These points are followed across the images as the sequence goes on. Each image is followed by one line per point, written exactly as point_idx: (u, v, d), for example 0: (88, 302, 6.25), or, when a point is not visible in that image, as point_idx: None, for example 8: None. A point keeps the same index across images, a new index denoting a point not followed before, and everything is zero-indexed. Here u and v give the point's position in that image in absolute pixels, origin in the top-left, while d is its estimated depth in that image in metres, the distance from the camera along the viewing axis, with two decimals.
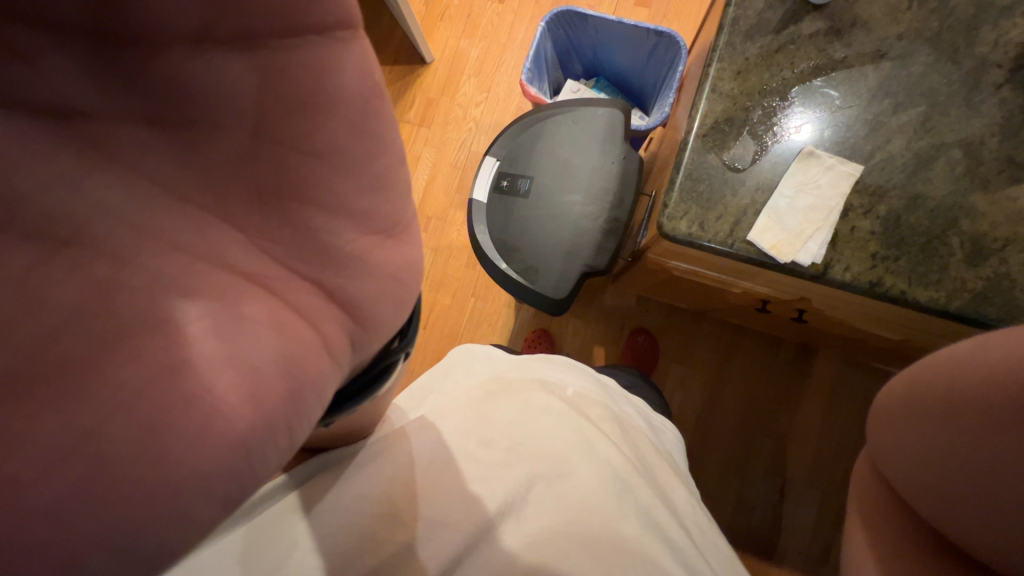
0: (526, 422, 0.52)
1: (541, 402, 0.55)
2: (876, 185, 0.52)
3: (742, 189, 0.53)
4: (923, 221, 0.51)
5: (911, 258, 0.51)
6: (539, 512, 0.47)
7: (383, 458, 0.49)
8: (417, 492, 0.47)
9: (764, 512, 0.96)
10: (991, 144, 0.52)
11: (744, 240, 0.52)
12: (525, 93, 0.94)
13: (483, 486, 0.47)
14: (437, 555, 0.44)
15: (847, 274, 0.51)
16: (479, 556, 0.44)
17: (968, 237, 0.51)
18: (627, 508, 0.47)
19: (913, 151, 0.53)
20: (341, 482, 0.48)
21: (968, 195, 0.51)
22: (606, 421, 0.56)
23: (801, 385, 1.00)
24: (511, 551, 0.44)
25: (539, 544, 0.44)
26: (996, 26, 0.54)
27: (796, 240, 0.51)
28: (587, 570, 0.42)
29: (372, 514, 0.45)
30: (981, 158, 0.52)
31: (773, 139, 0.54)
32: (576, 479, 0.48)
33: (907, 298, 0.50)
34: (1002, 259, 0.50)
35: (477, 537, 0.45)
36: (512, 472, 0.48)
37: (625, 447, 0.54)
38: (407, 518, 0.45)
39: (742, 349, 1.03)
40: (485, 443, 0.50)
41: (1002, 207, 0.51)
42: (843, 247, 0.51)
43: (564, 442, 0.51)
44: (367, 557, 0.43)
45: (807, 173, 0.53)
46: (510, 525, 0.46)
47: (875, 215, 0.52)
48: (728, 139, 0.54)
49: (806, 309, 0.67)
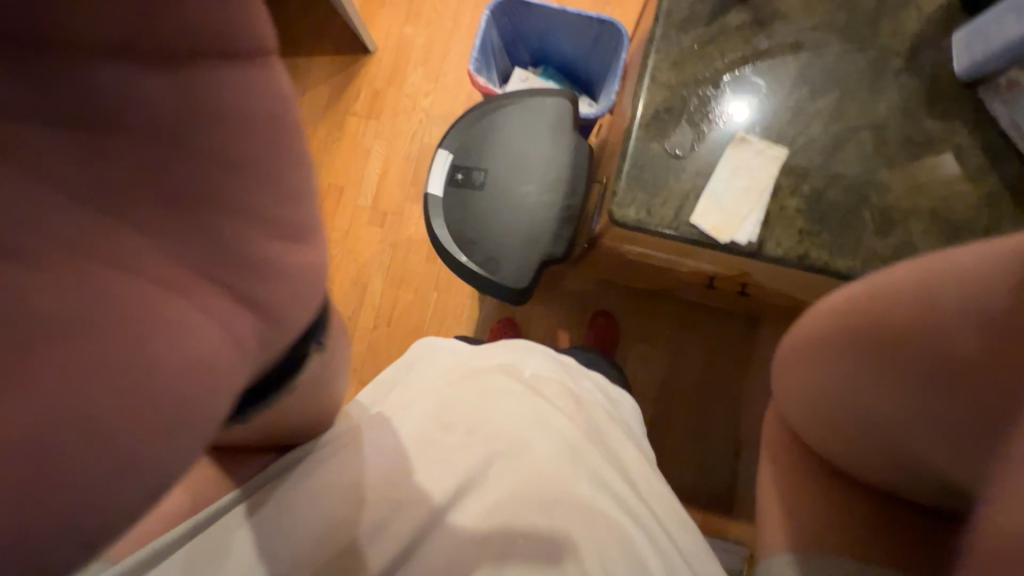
0: (485, 406, 0.54)
1: (500, 385, 0.57)
2: (800, 167, 0.57)
3: (683, 175, 0.57)
4: (841, 198, 0.57)
5: (832, 232, 0.56)
6: (498, 486, 0.48)
7: (345, 456, 0.49)
8: (380, 486, 0.47)
9: (723, 473, 1.03)
10: (894, 126, 0.58)
11: (687, 223, 0.56)
12: (474, 83, 0.93)
13: (436, 470, 0.48)
14: (388, 543, 0.44)
15: (779, 249, 0.56)
16: (431, 536, 0.45)
17: (879, 210, 0.56)
18: (580, 473, 0.50)
19: (830, 134, 0.58)
20: (294, 487, 0.47)
21: (877, 172, 0.57)
22: (562, 397, 0.59)
23: (750, 354, 1.08)
24: (469, 525, 0.45)
25: (490, 519, 0.46)
26: (895, 18, 0.60)
27: (734, 221, 0.55)
28: (542, 533, 0.45)
29: (331, 517, 0.45)
30: (887, 138, 0.58)
31: (706, 128, 0.58)
32: (533, 451, 0.50)
33: (830, 269, 0.56)
34: (906, 229, 0.56)
35: (438, 518, 0.46)
36: (467, 454, 0.49)
37: (580, 419, 0.57)
38: (359, 511, 0.45)
39: (697, 324, 1.09)
40: (444, 430, 0.51)
41: (906, 183, 0.57)
42: (775, 225, 0.56)
43: (521, 419, 0.52)
44: (314, 555, 0.43)
45: (742, 157, 0.57)
46: (469, 501, 0.47)
47: (800, 194, 0.57)
48: (669, 128, 0.58)
49: (749, 283, 0.72)
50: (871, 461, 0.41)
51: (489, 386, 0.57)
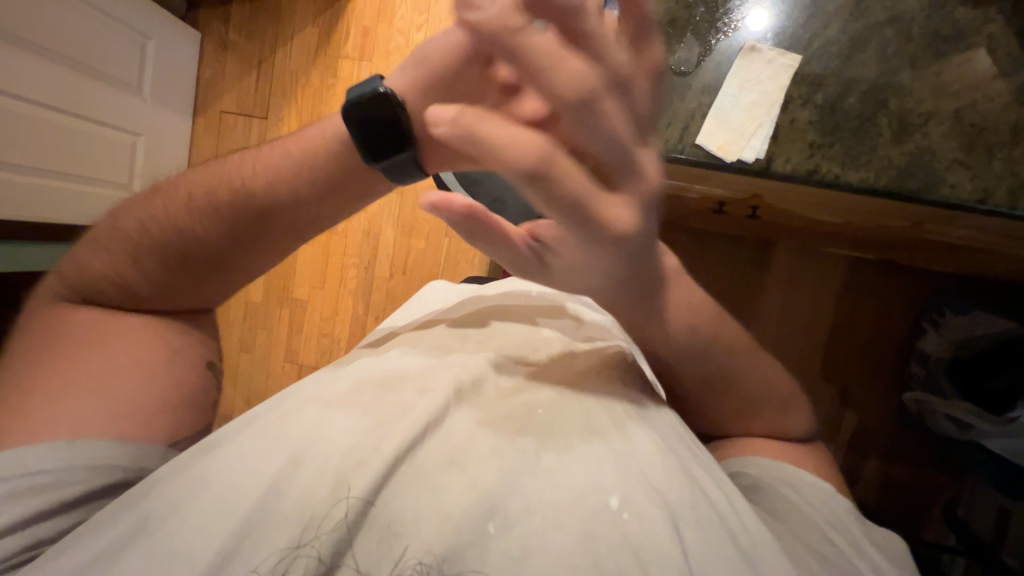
0: (489, 325, 0.54)
1: (505, 306, 0.57)
2: (814, 75, 0.59)
3: (689, 94, 0.59)
4: (856, 104, 0.58)
5: (844, 143, 0.58)
6: (513, 378, 0.46)
7: (331, 376, 0.46)
8: (379, 386, 0.43)
9: None
10: (920, 20, 0.59)
11: (693, 145, 0.59)
12: None
13: (446, 369, 0.45)
14: (406, 423, 0.40)
15: (788, 165, 0.58)
16: (446, 426, 0.40)
17: (896, 115, 0.58)
18: (591, 366, 0.49)
19: (848, 34, 0.59)
20: (282, 405, 0.43)
21: (895, 73, 0.59)
22: (563, 314, 0.58)
23: (762, 275, 1.22)
24: (480, 413, 0.42)
25: (509, 404, 0.43)
26: None
27: (741, 139, 0.58)
28: (567, 412, 0.42)
29: (339, 413, 0.41)
30: (910, 35, 0.59)
31: (715, 42, 0.60)
32: (543, 354, 0.50)
33: (841, 181, 0.57)
34: (924, 134, 0.57)
35: (432, 422, 0.40)
36: (475, 353, 0.48)
37: (585, 329, 0.56)
38: (386, 402, 0.42)
39: (710, 249, 1.22)
40: (449, 342, 0.50)
41: (927, 83, 0.58)
42: (784, 140, 0.58)
43: (525, 333, 0.53)
44: (322, 454, 0.38)
45: (751, 69, 0.59)
46: (477, 396, 0.43)
47: (811, 104, 0.59)
48: (673, 43, 0.60)
49: (759, 205, 0.78)
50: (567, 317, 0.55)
51: (494, 309, 0.57)
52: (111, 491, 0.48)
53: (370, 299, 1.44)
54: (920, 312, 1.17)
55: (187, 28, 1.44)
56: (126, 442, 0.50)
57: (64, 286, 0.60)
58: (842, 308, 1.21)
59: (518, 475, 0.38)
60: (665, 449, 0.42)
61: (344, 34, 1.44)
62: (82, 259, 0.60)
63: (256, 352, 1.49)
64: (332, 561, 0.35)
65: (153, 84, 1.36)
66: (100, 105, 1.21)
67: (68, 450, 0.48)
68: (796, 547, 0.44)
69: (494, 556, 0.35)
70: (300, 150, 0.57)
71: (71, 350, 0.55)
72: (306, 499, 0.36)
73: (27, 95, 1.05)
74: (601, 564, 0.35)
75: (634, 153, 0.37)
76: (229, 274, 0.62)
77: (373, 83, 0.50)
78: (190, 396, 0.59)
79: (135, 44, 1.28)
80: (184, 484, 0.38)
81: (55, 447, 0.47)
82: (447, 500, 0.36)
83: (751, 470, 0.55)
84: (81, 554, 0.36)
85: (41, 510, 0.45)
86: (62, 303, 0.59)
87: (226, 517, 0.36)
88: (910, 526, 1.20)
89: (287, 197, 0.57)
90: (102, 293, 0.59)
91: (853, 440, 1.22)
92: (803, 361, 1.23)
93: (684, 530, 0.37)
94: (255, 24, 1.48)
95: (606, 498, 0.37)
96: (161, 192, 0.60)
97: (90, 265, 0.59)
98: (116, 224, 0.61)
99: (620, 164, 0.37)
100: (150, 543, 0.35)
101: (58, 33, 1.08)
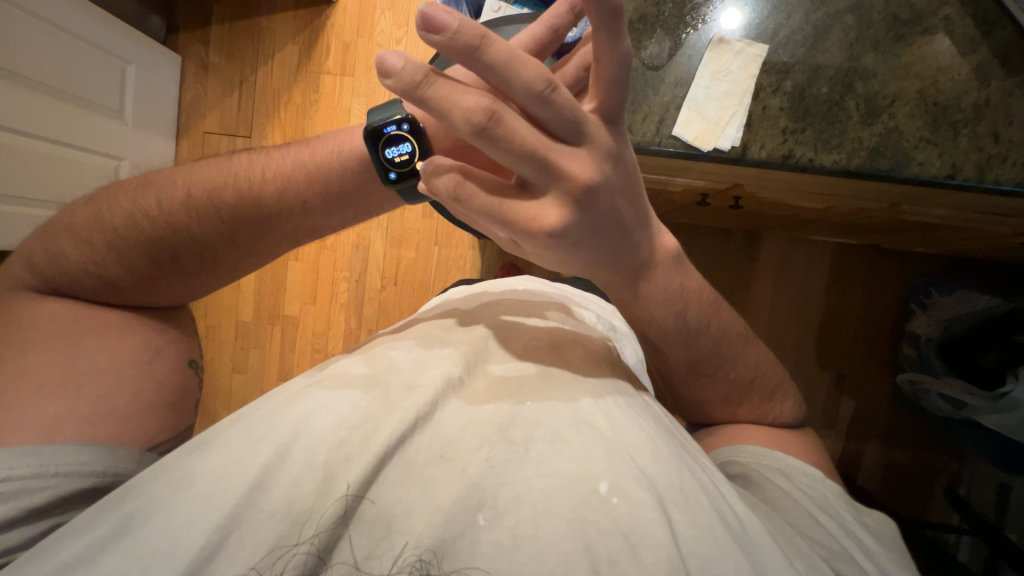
0: (480, 316, 0.55)
1: (497, 299, 0.59)
2: (781, 63, 0.61)
3: (663, 87, 0.61)
4: (825, 89, 0.60)
5: (815, 128, 0.60)
6: (507, 370, 0.46)
7: (323, 372, 0.46)
8: (372, 379, 0.43)
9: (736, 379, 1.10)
10: (877, 7, 0.61)
11: (670, 136, 0.61)
12: (408, 58, 0.37)
13: (436, 364, 0.45)
14: (399, 419, 0.39)
15: (762, 151, 0.60)
16: (437, 420, 0.40)
17: (864, 98, 0.60)
18: (585, 362, 0.49)
19: (811, 22, 0.61)
20: (271, 405, 0.42)
21: (859, 56, 0.61)
22: (552, 306, 0.60)
23: (754, 265, 1.24)
24: (471, 405, 0.41)
25: (501, 394, 0.43)
26: None
27: (716, 128, 0.59)
28: (557, 398, 0.43)
29: (328, 412, 0.40)
30: (870, 21, 0.61)
31: (685, 35, 0.62)
32: (532, 344, 0.50)
33: (815, 164, 0.59)
34: (891, 112, 0.59)
35: (437, 397, 0.41)
36: (474, 339, 0.50)
37: (574, 324, 0.57)
38: (374, 398, 0.41)
39: (698, 241, 1.25)
40: (449, 331, 0.51)
41: (889, 66, 0.60)
42: (758, 128, 0.60)
43: (516, 325, 0.53)
44: (309, 453, 0.37)
45: (721, 59, 0.61)
46: (470, 389, 0.43)
47: (782, 92, 0.60)
48: (643, 38, 0.62)
49: (741, 195, 0.80)
50: (540, 300, 0.61)
51: (488, 300, 0.59)
52: (85, 499, 0.46)
53: (363, 311, 1.43)
54: (906, 293, 1.20)
55: (167, 51, 1.45)
56: (99, 445, 0.49)
57: (32, 277, 0.59)
58: (832, 295, 1.23)
59: (504, 461, 0.38)
60: (653, 435, 0.42)
61: (325, 49, 1.45)
62: (55, 249, 0.59)
63: (250, 371, 1.48)
64: (328, 559, 0.34)
65: (134, 106, 1.35)
66: (83, 129, 1.21)
67: (40, 453, 0.46)
68: (784, 528, 0.43)
69: (484, 547, 0.35)
70: (312, 160, 0.59)
71: (48, 347, 0.54)
72: (293, 499, 0.36)
73: (11, 122, 1.05)
74: (590, 549, 0.34)
75: (549, 161, 0.39)
76: (214, 274, 0.63)
77: (396, 108, 0.53)
78: (170, 401, 0.58)
79: (116, 69, 1.28)
80: (169, 483, 0.37)
81: (31, 449, 0.46)
82: (439, 492, 0.36)
83: (743, 458, 0.55)
84: (61, 556, 0.35)
85: (8, 517, 0.43)
86: (29, 293, 0.58)
87: (209, 511, 0.35)
88: (913, 508, 1.21)
89: (289, 205, 0.59)
90: (77, 287, 0.59)
91: (852, 423, 1.23)
92: (797, 348, 1.25)
93: (673, 513, 0.37)
94: (236, 43, 1.49)
95: (596, 485, 0.37)
96: (151, 184, 0.60)
97: (66, 256, 0.58)
98: (98, 213, 0.59)
99: (536, 174, 0.40)
100: (123, 555, 0.34)
101: (42, 61, 1.09)
